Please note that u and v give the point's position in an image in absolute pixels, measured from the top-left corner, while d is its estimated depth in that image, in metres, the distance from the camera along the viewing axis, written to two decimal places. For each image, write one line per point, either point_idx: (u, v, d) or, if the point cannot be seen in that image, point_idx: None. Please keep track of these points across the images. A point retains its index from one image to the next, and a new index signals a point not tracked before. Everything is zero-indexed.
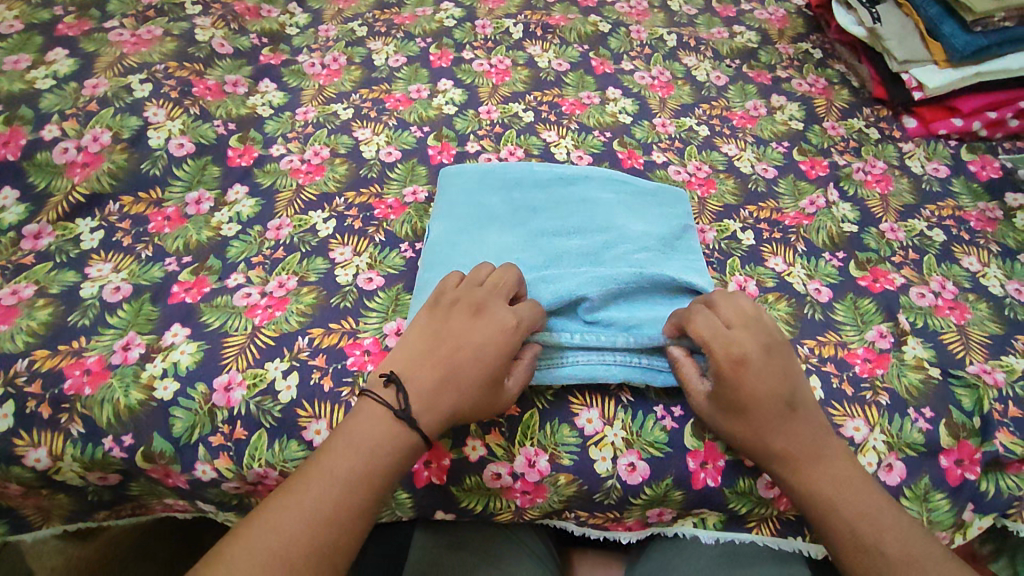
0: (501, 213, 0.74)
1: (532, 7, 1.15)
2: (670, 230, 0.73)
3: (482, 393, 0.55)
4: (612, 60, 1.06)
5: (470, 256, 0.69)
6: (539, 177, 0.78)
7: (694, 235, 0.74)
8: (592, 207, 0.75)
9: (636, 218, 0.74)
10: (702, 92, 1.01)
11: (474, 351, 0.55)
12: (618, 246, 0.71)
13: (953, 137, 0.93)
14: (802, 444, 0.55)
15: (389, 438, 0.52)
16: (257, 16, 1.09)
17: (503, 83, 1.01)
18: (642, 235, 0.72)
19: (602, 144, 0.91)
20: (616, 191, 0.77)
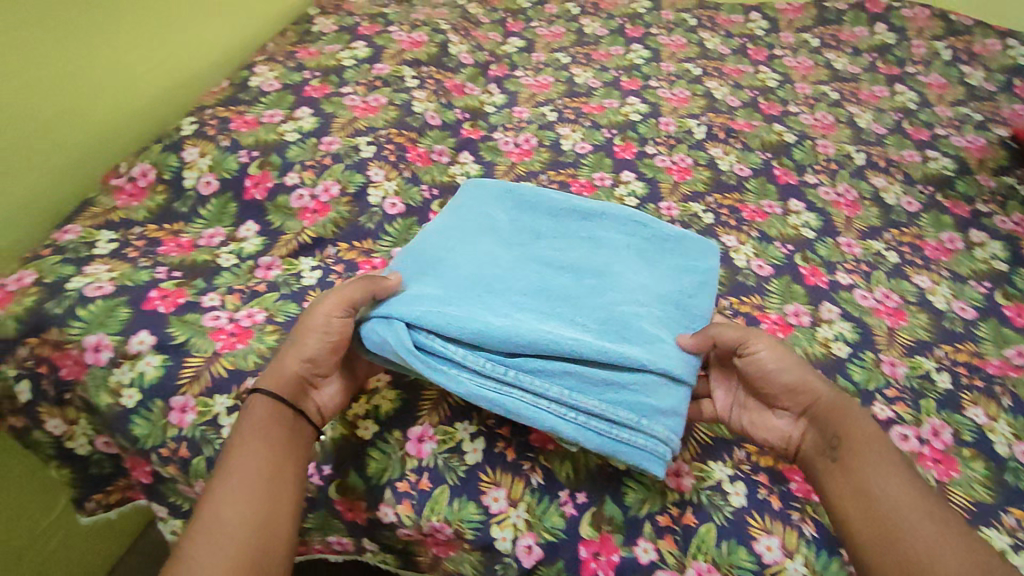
0: (503, 234, 0.75)
1: (716, 110, 1.21)
2: (678, 290, 0.71)
3: (312, 340, 0.63)
4: (795, 172, 1.07)
5: (449, 263, 0.69)
6: (557, 206, 0.79)
7: (709, 292, 0.72)
8: (597, 248, 0.74)
9: (641, 269, 0.72)
10: (892, 216, 0.99)
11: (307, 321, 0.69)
12: (606, 292, 0.68)
13: None
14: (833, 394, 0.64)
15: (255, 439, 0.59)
16: (462, 93, 1.21)
17: (683, 181, 1.04)
18: (636, 288, 0.69)
19: (784, 257, 0.91)
20: (632, 233, 0.76)
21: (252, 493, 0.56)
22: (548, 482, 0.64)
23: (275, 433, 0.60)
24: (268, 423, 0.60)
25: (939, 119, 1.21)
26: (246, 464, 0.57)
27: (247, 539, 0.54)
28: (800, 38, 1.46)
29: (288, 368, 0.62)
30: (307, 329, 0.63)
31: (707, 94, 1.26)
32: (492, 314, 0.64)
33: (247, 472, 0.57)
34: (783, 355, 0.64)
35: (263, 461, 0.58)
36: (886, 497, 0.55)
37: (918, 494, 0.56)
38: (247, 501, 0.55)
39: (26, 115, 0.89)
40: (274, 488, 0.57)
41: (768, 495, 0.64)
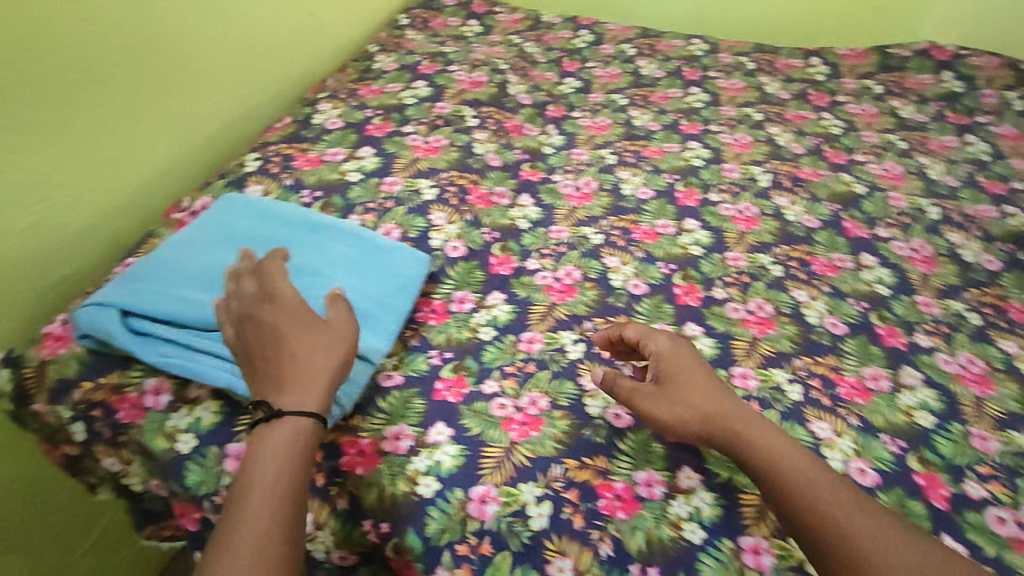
0: (241, 238, 0.84)
1: (780, 157, 1.18)
2: (379, 292, 0.80)
3: (337, 352, 0.66)
4: (866, 224, 1.03)
5: (181, 264, 0.79)
6: (292, 217, 0.88)
7: (409, 295, 0.82)
8: (317, 253, 0.83)
9: (352, 275, 0.81)
10: (970, 274, 0.96)
11: (272, 353, 0.64)
12: (314, 289, 0.78)
13: None
14: (732, 412, 0.67)
15: (286, 447, 0.58)
16: (521, 134, 1.19)
17: (750, 231, 1.01)
18: (342, 289, 0.79)
19: (858, 314, 0.88)
20: (354, 244, 0.85)
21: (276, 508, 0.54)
22: (617, 554, 0.61)
23: (299, 439, 0.59)
24: (291, 424, 0.59)
25: (1015, 172, 1.19)
26: (268, 477, 0.56)
27: (279, 544, 0.53)
28: (863, 85, 1.43)
29: (322, 378, 0.63)
30: (308, 327, 0.67)
31: (771, 141, 1.23)
32: (199, 300, 0.74)
33: (273, 477, 0.56)
34: (670, 395, 0.69)
35: (280, 470, 0.56)
36: (859, 523, 0.58)
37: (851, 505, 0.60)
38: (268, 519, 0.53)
39: (93, 150, 0.91)
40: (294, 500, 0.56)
41: None
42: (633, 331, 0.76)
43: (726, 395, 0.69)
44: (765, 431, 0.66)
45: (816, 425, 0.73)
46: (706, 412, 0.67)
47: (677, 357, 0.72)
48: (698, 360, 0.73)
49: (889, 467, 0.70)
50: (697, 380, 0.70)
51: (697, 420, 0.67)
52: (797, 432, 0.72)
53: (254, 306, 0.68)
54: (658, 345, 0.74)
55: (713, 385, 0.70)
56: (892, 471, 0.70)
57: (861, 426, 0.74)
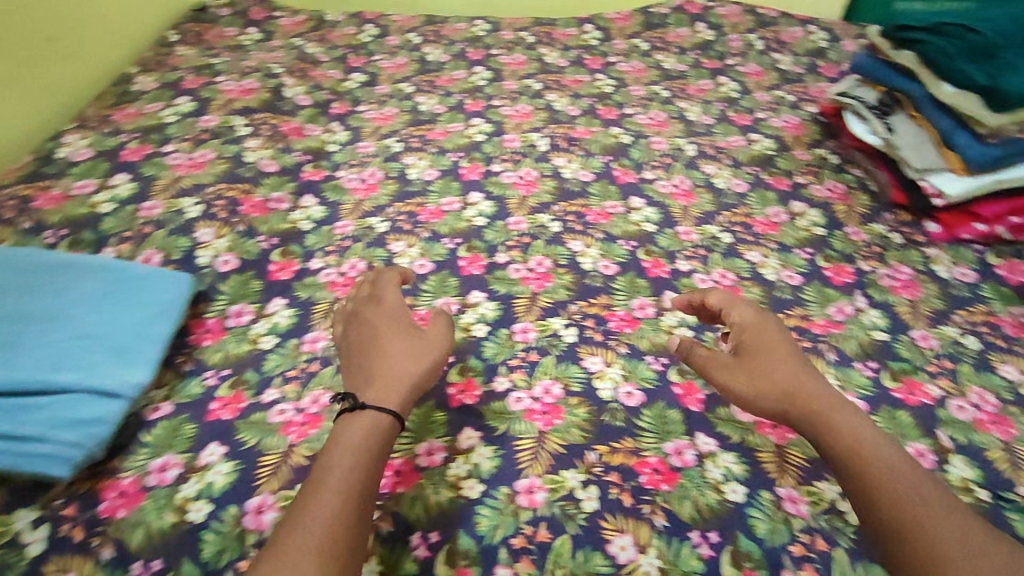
0: None
1: (557, 121, 1.24)
2: (133, 322, 0.74)
3: (430, 358, 0.67)
4: (634, 170, 1.12)
5: None
6: (26, 260, 0.79)
7: (170, 319, 0.76)
8: (56, 294, 0.76)
9: (100, 310, 0.74)
10: (724, 199, 1.06)
11: (371, 353, 0.66)
12: (51, 333, 0.71)
13: (977, 242, 0.96)
14: (815, 385, 0.63)
15: (370, 433, 0.57)
16: (302, 135, 1.16)
17: (530, 194, 1.06)
18: (86, 327, 0.72)
19: (627, 253, 0.94)
20: (101, 277, 0.79)
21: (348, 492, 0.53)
22: (399, 528, 0.60)
23: (378, 433, 0.58)
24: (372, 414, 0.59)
25: (758, 104, 1.34)
26: (343, 464, 0.54)
27: (344, 534, 0.50)
28: (631, 45, 1.55)
29: (410, 373, 0.64)
30: (410, 334, 0.69)
31: (549, 107, 1.30)
32: None
33: (349, 458, 0.55)
34: (754, 368, 0.66)
35: (355, 458, 0.55)
36: (910, 483, 0.55)
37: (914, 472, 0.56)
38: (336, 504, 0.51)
39: None
40: (365, 493, 0.53)
41: (621, 493, 0.63)
42: (718, 300, 0.74)
43: (806, 370, 0.65)
44: (836, 398, 0.62)
45: (588, 361, 0.77)
46: (783, 387, 0.63)
47: (758, 330, 0.69)
48: (785, 335, 0.69)
49: (652, 383, 0.75)
50: (780, 352, 0.67)
51: (776, 394, 0.63)
52: (572, 370, 0.76)
53: (360, 307, 0.72)
54: (740, 316, 0.71)
55: (789, 338, 0.68)
56: (654, 386, 0.74)
57: (628, 353, 0.79)
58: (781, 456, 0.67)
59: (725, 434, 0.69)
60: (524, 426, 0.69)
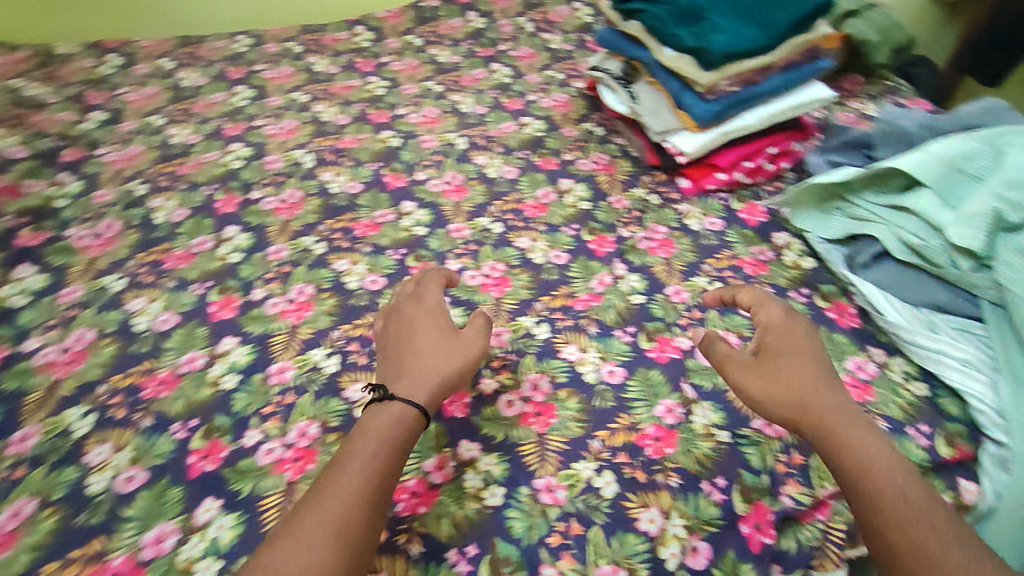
0: None
1: (323, 134, 1.17)
2: None
3: (462, 357, 0.66)
4: (405, 173, 1.08)
5: None
6: None
7: None
8: None
9: None
10: (495, 189, 1.05)
11: (416, 349, 0.66)
12: None
13: (723, 190, 1.02)
14: (838, 401, 0.60)
15: (388, 431, 0.58)
16: (18, 195, 1.01)
17: (294, 218, 0.98)
18: None
19: (395, 263, 0.90)
20: None
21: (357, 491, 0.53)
22: None
23: (402, 427, 0.59)
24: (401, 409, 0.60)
25: (530, 87, 1.35)
26: (367, 449, 0.56)
27: (354, 532, 0.52)
28: (404, 42, 1.51)
29: (437, 369, 0.64)
30: (443, 331, 0.68)
31: (316, 119, 1.22)
32: None
33: (364, 459, 0.55)
34: (445, 352, 0.66)
35: (380, 447, 0.56)
36: (918, 511, 0.52)
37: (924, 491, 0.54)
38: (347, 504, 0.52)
39: None
40: (386, 483, 0.55)
41: None
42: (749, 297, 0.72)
43: (826, 380, 0.62)
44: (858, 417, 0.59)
45: (351, 389, 0.72)
46: (802, 400, 0.60)
47: (788, 334, 0.66)
48: (812, 338, 0.66)
49: None
50: (805, 356, 0.64)
51: (788, 403, 0.61)
52: (332, 404, 0.71)
53: (399, 302, 0.73)
54: (776, 314, 0.69)
55: (801, 325, 0.67)
56: None
57: None
58: (542, 445, 0.66)
59: (488, 435, 0.68)
60: (273, 481, 0.64)
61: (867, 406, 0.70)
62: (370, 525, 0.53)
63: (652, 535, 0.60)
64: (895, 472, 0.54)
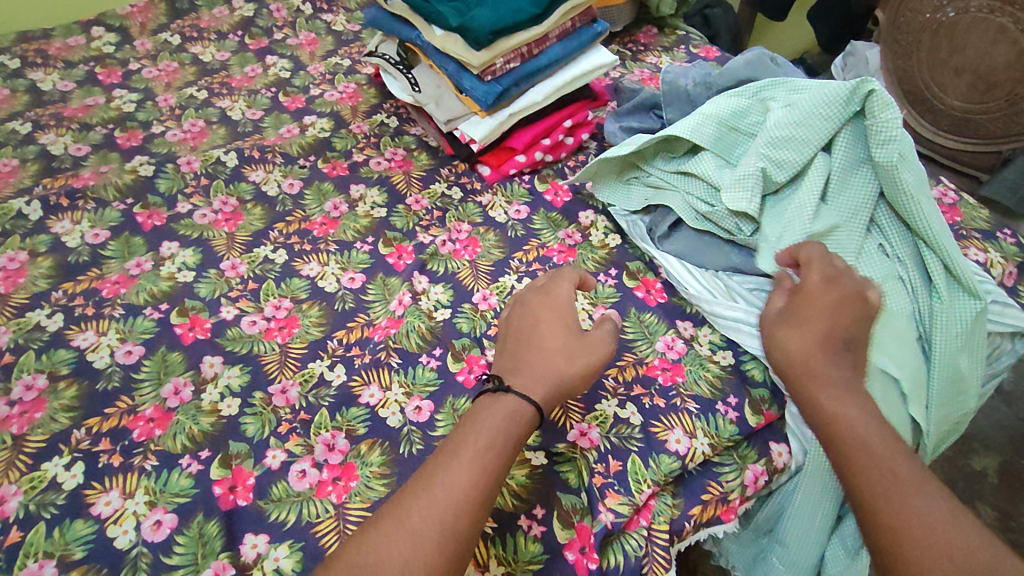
0: None
1: (53, 173, 0.96)
2: None
3: (586, 360, 0.60)
4: (164, 207, 0.91)
5: None
6: None
7: None
8: None
9: None
10: (276, 209, 0.92)
11: (535, 348, 0.60)
12: None
13: (525, 172, 0.97)
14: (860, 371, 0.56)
15: (484, 450, 0.52)
16: None
17: (15, 289, 0.80)
18: None
19: (155, 323, 0.76)
20: None
21: (453, 499, 0.48)
22: None
23: (492, 450, 0.52)
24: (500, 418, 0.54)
25: (312, 79, 1.20)
26: (463, 465, 0.50)
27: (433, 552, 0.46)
28: (158, 41, 1.28)
29: (553, 375, 0.58)
30: (569, 329, 0.62)
31: (42, 153, 1.00)
32: None
33: (461, 473, 0.50)
34: (575, 347, 0.60)
35: (491, 448, 0.52)
36: (920, 501, 0.47)
37: (926, 486, 0.48)
38: (433, 516, 0.47)
39: None
40: (484, 498, 0.50)
41: None
42: (808, 251, 0.66)
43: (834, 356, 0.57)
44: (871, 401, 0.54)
45: (99, 504, 0.59)
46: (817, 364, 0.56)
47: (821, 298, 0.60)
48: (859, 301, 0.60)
49: (188, 496, 0.60)
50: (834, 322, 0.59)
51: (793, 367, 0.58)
52: (74, 530, 0.57)
53: (525, 293, 0.67)
54: (821, 275, 0.63)
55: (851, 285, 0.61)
56: (190, 499, 0.60)
57: (155, 468, 0.62)
58: (340, 519, 0.59)
59: (278, 521, 0.59)
60: None
61: (677, 389, 0.68)
62: (466, 538, 0.48)
63: None
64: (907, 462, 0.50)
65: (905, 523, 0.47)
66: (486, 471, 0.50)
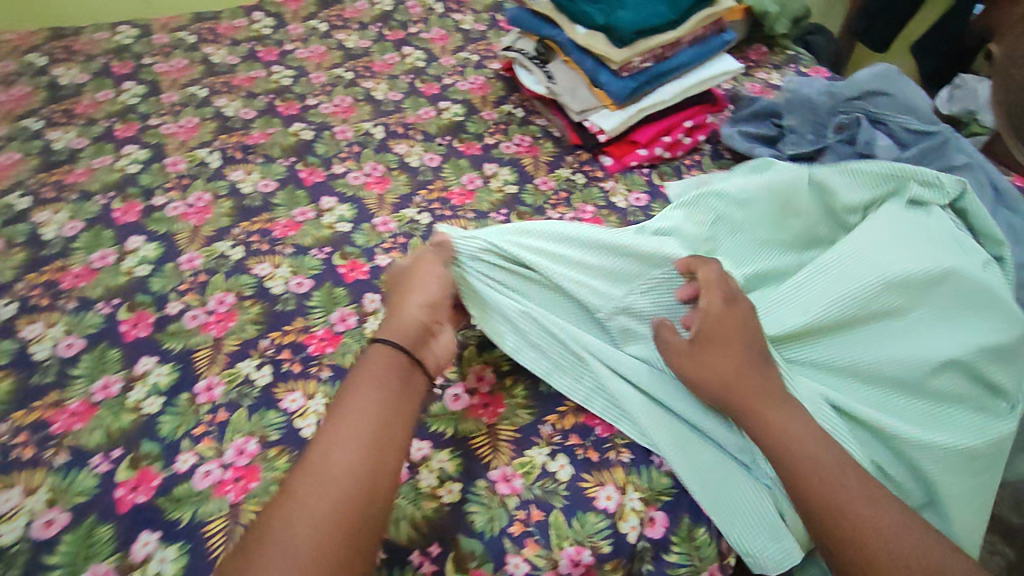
0: None
1: (228, 130, 1.10)
2: None
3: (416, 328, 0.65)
4: (322, 167, 1.03)
5: None
6: None
7: None
8: None
9: None
10: (419, 178, 1.03)
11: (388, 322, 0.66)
12: None
13: (645, 165, 1.04)
14: (769, 381, 0.62)
15: (331, 448, 0.55)
16: None
17: (203, 223, 0.92)
18: None
19: (321, 262, 0.87)
20: None
21: (339, 478, 0.53)
22: None
23: (352, 441, 0.55)
24: (383, 371, 0.61)
25: (445, 70, 1.32)
26: (341, 458, 0.54)
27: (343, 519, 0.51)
28: (308, 27, 1.43)
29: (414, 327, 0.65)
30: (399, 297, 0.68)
31: (218, 115, 1.15)
32: None
33: (341, 460, 0.54)
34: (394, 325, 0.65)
35: (353, 442, 0.55)
36: (870, 510, 0.56)
37: (874, 500, 0.56)
38: (335, 495, 0.52)
39: None
40: (361, 477, 0.54)
41: None
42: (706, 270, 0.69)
43: (756, 369, 0.63)
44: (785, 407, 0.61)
45: (287, 401, 0.69)
46: (728, 380, 0.63)
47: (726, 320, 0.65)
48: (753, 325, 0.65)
49: None
50: (744, 342, 0.64)
51: (712, 383, 0.63)
52: (268, 417, 0.68)
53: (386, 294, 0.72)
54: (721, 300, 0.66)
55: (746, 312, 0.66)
56: None
57: (333, 377, 0.72)
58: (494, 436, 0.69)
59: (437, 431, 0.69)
60: (213, 506, 0.60)
61: None
62: (367, 504, 0.53)
63: (612, 510, 0.64)
64: (848, 473, 0.58)
65: (872, 538, 0.54)
66: (348, 459, 0.54)
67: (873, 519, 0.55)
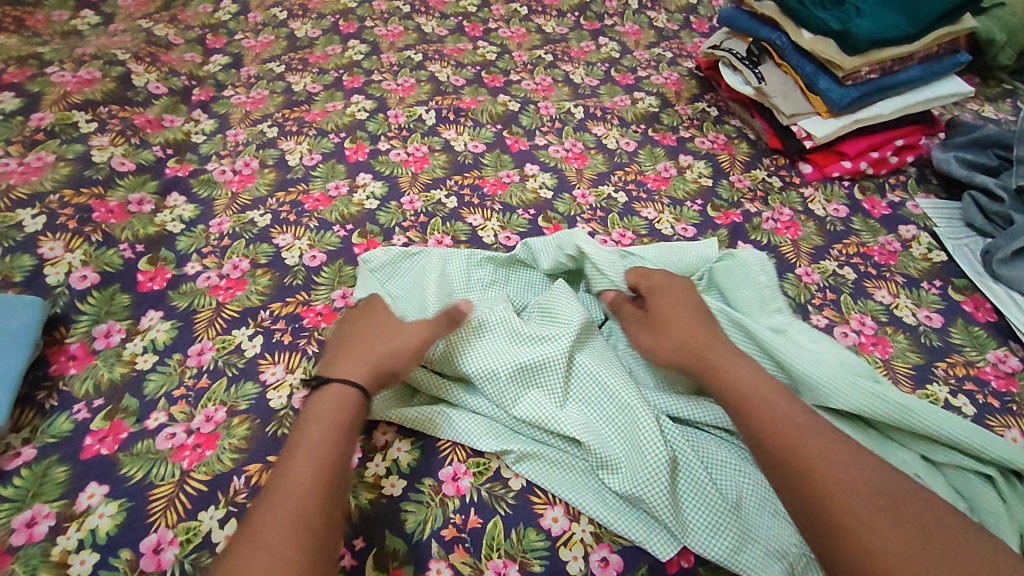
0: None
1: (442, 93, 1.19)
2: None
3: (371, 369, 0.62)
4: (526, 137, 1.10)
5: None
6: None
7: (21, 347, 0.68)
8: None
9: None
10: (615, 159, 1.07)
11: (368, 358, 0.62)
12: None
13: (846, 178, 1.02)
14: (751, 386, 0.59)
15: (301, 468, 0.53)
16: (159, 128, 1.06)
17: (422, 170, 1.01)
18: None
19: (528, 222, 0.94)
20: None
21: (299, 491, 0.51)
22: None
23: (314, 463, 0.53)
24: (338, 404, 0.58)
25: (639, 63, 1.35)
26: (294, 478, 0.52)
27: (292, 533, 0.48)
28: (510, 9, 1.51)
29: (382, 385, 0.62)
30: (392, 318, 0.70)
31: (432, 78, 1.24)
32: None
33: (298, 483, 0.51)
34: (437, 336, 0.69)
35: (307, 466, 0.53)
36: (864, 505, 0.50)
37: (883, 500, 0.50)
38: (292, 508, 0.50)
39: None
40: (321, 500, 0.51)
41: None
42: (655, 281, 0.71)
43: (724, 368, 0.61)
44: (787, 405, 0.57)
45: None
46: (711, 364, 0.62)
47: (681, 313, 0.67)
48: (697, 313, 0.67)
49: None
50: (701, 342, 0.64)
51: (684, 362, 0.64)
52: None
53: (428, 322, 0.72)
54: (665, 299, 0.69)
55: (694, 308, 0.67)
56: None
57: None
58: None
59: None
60: None
61: (1012, 397, 0.74)
62: (323, 521, 0.50)
63: None
64: (855, 472, 0.52)
65: (870, 537, 0.48)
66: (316, 481, 0.52)
67: (888, 509, 0.49)
